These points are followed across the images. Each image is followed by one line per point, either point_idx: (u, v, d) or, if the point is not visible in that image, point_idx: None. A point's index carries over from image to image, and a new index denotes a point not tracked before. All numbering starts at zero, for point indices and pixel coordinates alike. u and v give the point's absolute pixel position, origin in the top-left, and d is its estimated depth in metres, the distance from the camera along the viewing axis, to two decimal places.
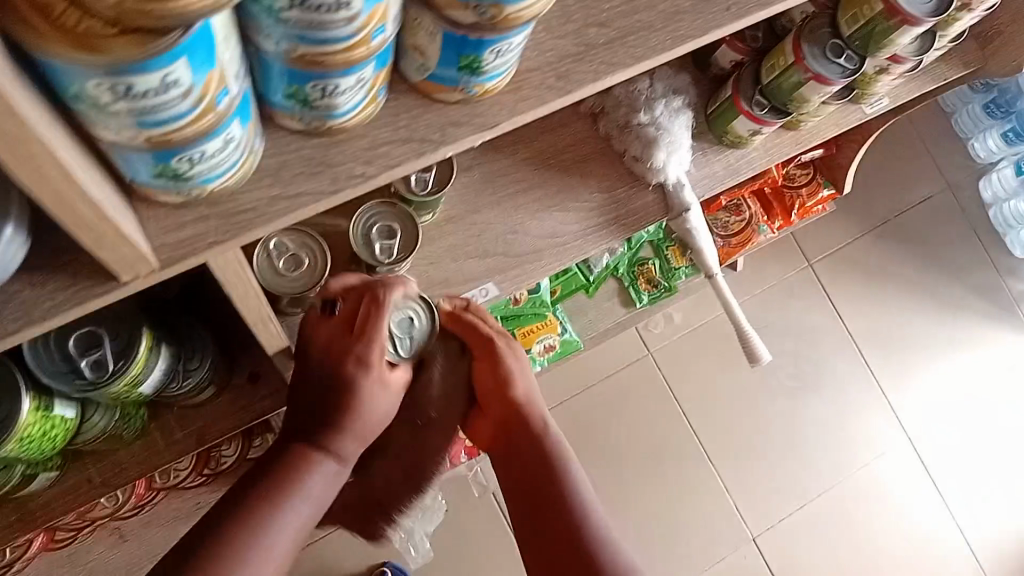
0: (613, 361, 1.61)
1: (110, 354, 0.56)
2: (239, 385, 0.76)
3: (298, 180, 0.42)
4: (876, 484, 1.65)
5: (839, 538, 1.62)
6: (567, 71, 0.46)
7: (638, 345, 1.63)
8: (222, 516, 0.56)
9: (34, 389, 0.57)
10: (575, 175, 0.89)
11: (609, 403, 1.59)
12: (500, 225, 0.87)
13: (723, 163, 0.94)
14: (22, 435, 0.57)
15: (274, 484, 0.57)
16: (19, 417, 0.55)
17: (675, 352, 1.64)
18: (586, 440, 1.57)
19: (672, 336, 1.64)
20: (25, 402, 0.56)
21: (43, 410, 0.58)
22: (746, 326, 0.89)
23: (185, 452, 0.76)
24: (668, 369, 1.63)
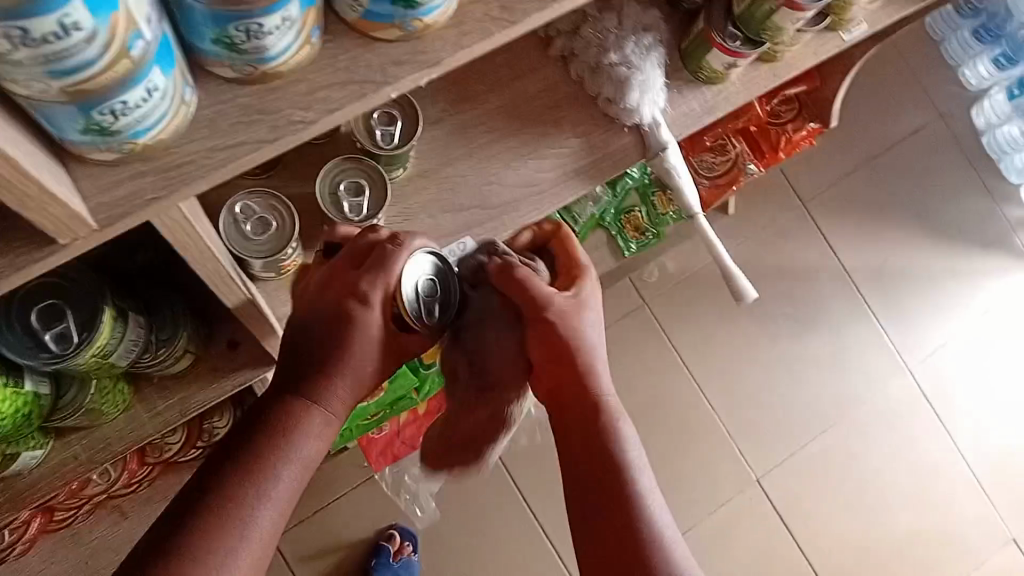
0: (608, 312, 1.60)
1: (74, 326, 0.55)
2: (218, 354, 0.76)
3: (236, 130, 0.41)
4: (879, 421, 1.65)
5: (843, 474, 1.62)
6: (511, 1, 0.44)
7: (633, 294, 1.61)
8: (214, 472, 0.55)
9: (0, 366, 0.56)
10: (548, 121, 0.87)
11: (606, 354, 1.59)
12: (474, 177, 0.86)
13: (699, 100, 0.92)
14: None
15: (266, 439, 0.56)
16: None
17: (670, 299, 1.63)
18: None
19: (666, 283, 1.62)
20: None
21: (13, 386, 0.57)
22: (731, 266, 0.87)
23: (169, 423, 0.76)
24: (664, 317, 1.62)
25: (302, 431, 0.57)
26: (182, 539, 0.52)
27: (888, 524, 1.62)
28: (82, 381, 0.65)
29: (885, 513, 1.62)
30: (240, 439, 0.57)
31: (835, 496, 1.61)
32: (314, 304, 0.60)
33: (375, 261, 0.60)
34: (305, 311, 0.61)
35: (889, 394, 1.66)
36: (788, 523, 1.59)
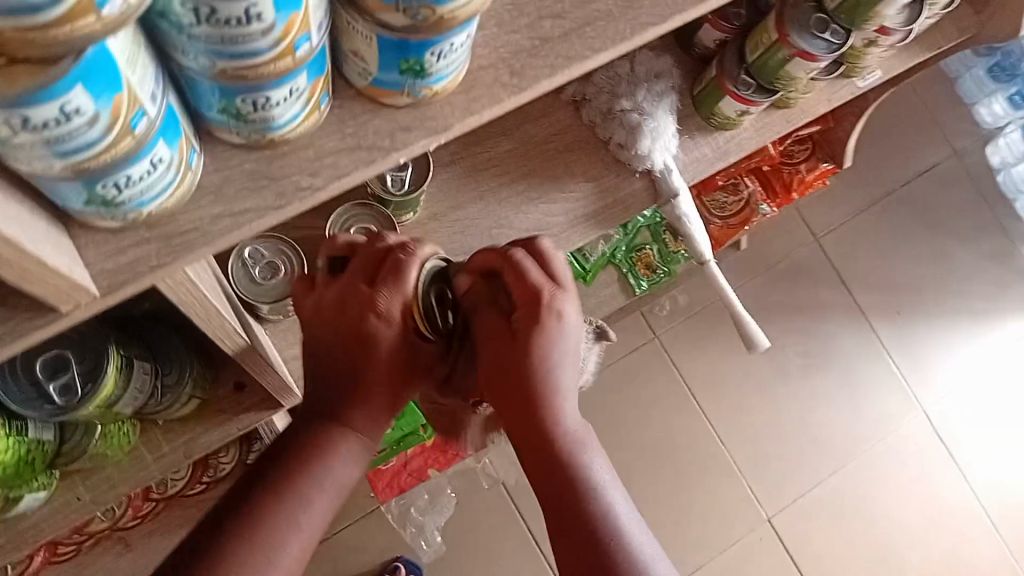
0: (618, 347, 1.59)
1: (78, 377, 0.55)
2: (223, 396, 0.75)
3: (241, 196, 0.40)
4: (892, 460, 1.62)
5: (854, 514, 1.60)
6: (522, 66, 0.44)
7: (644, 329, 1.60)
8: (242, 501, 0.59)
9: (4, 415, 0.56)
10: (559, 165, 0.87)
11: (615, 389, 1.58)
12: (484, 221, 0.85)
13: (712, 146, 0.91)
14: None
15: (297, 466, 0.61)
16: None
17: (681, 335, 1.62)
18: (593, 427, 1.56)
19: (677, 318, 1.61)
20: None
21: (16, 435, 0.57)
22: (743, 314, 0.87)
23: (173, 465, 0.75)
24: (674, 352, 1.61)
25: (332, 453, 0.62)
26: None
27: (900, 566, 1.59)
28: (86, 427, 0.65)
29: (898, 555, 1.59)
30: (275, 462, 0.61)
31: (846, 535, 1.59)
32: (335, 320, 0.61)
33: (389, 273, 0.60)
34: (317, 327, 0.62)
35: (902, 433, 1.63)
36: (797, 562, 1.57)
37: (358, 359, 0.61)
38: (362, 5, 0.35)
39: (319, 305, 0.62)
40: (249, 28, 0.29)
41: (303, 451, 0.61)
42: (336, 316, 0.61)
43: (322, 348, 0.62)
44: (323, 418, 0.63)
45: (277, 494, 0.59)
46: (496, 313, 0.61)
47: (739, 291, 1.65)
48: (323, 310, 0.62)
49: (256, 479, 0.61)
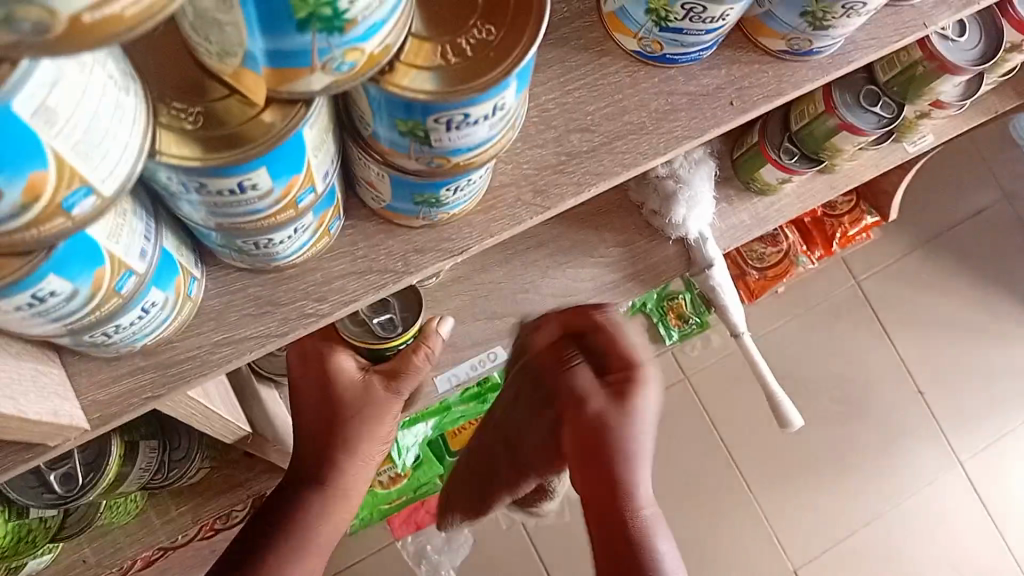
0: None
1: (80, 466, 0.54)
2: (234, 462, 0.73)
3: (242, 323, 0.38)
4: (927, 514, 1.56)
5: (887, 569, 1.54)
6: (546, 184, 0.42)
7: (673, 369, 1.57)
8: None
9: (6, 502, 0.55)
10: (590, 229, 0.84)
11: None
12: (510, 284, 0.83)
13: (750, 212, 0.88)
14: None
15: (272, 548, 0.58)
16: None
17: (712, 377, 1.58)
18: None
19: (708, 359, 1.58)
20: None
21: (16, 518, 0.56)
22: (778, 393, 0.84)
23: (181, 530, 0.74)
24: (704, 394, 1.57)
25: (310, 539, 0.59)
26: None
27: None
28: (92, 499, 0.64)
29: None
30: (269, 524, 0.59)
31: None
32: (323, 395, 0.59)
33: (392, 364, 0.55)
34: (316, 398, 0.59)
35: (939, 486, 1.57)
36: None
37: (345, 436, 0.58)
38: (374, 148, 0.32)
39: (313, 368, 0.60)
40: (244, 195, 0.28)
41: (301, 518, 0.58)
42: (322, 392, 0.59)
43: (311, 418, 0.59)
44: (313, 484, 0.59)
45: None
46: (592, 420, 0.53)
47: (775, 332, 1.60)
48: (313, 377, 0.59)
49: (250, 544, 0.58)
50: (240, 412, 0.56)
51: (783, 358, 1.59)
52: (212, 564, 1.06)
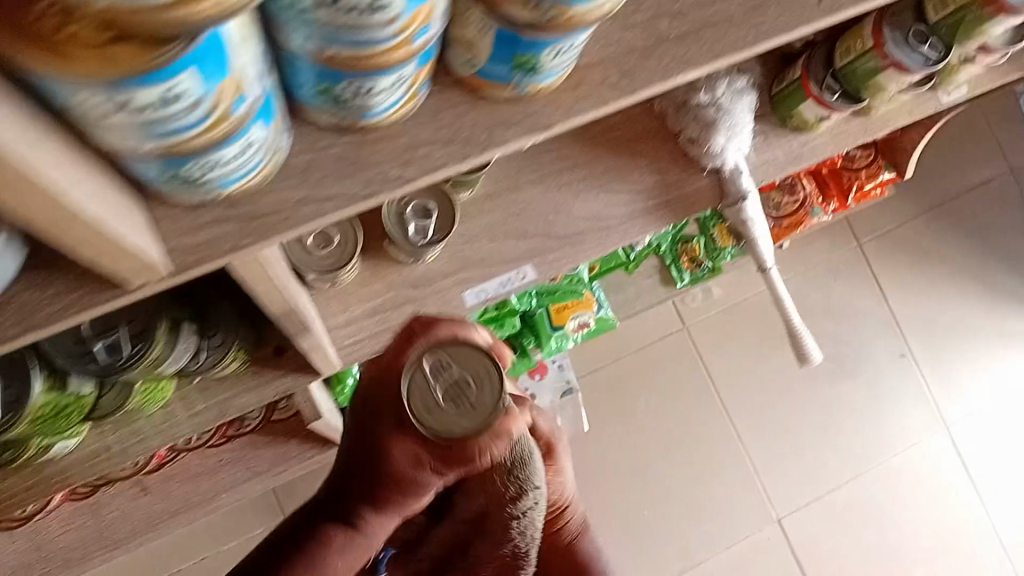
0: (645, 334, 1.58)
1: (126, 337, 0.53)
2: (262, 360, 0.74)
3: (325, 183, 0.38)
4: (908, 476, 1.59)
5: (865, 528, 1.57)
6: (632, 67, 0.41)
7: (673, 319, 1.59)
8: None
9: (46, 370, 0.53)
10: (625, 155, 0.83)
11: (638, 376, 1.56)
12: (540, 205, 0.81)
13: (785, 148, 0.87)
14: (34, 416, 0.54)
15: None
16: (29, 401, 0.52)
17: (712, 328, 1.60)
18: (611, 410, 1.54)
19: (709, 311, 1.60)
20: (37, 384, 0.52)
21: (59, 389, 0.55)
22: (800, 328, 0.85)
23: (206, 424, 0.74)
24: (702, 345, 1.59)
25: None
26: None
27: None
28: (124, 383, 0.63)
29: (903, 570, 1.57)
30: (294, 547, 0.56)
31: (853, 545, 1.56)
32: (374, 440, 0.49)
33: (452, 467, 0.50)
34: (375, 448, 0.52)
35: (924, 451, 1.60)
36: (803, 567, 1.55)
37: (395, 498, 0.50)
38: None
39: (372, 390, 0.50)
40: (370, 17, 0.28)
41: (327, 544, 0.56)
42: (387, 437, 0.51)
43: (358, 457, 0.50)
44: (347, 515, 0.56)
45: None
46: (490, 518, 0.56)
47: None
48: (369, 418, 0.50)
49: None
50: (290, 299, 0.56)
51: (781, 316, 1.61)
52: (219, 473, 1.09)
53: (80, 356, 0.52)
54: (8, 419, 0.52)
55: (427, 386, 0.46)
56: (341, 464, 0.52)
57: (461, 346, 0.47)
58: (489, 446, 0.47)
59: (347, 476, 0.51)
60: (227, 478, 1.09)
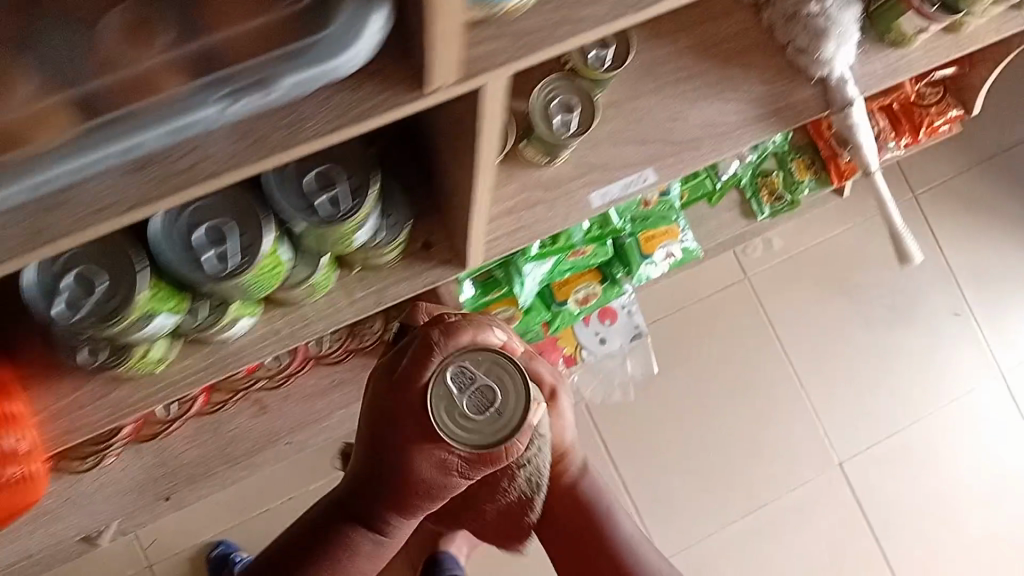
0: (707, 284, 1.63)
1: (344, 193, 0.62)
2: (413, 252, 0.81)
3: (579, 5, 0.44)
4: (962, 424, 1.64)
5: (922, 473, 1.62)
6: None
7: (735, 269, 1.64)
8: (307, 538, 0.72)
9: (276, 223, 0.60)
10: (736, 66, 0.88)
11: (702, 326, 1.62)
12: (660, 112, 0.86)
13: (882, 63, 0.93)
14: (262, 267, 0.61)
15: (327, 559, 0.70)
16: (262, 247, 0.59)
17: (773, 277, 1.65)
18: (676, 354, 1.61)
19: (771, 260, 1.64)
20: (268, 232, 0.59)
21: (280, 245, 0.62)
22: (903, 230, 0.91)
23: (364, 311, 0.81)
24: (764, 293, 1.64)
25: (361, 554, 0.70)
26: None
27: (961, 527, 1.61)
28: (312, 256, 0.71)
29: (961, 514, 1.62)
30: (327, 545, 0.70)
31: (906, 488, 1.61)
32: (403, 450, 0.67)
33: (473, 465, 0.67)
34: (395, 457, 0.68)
35: (978, 397, 1.65)
36: (864, 509, 1.60)
37: (414, 499, 0.68)
38: None
39: (395, 407, 0.67)
40: None
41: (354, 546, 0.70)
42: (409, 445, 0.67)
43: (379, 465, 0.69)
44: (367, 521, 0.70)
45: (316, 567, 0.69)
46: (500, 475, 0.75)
47: (835, 239, 1.66)
48: (390, 431, 0.67)
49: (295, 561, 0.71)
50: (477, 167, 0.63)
51: (840, 263, 1.66)
52: (332, 393, 1.16)
53: (304, 207, 0.60)
54: (240, 262, 0.59)
55: (456, 398, 0.65)
56: (365, 469, 0.70)
57: (479, 361, 0.66)
58: (510, 447, 0.65)
59: (370, 480, 0.69)
60: (339, 397, 1.16)
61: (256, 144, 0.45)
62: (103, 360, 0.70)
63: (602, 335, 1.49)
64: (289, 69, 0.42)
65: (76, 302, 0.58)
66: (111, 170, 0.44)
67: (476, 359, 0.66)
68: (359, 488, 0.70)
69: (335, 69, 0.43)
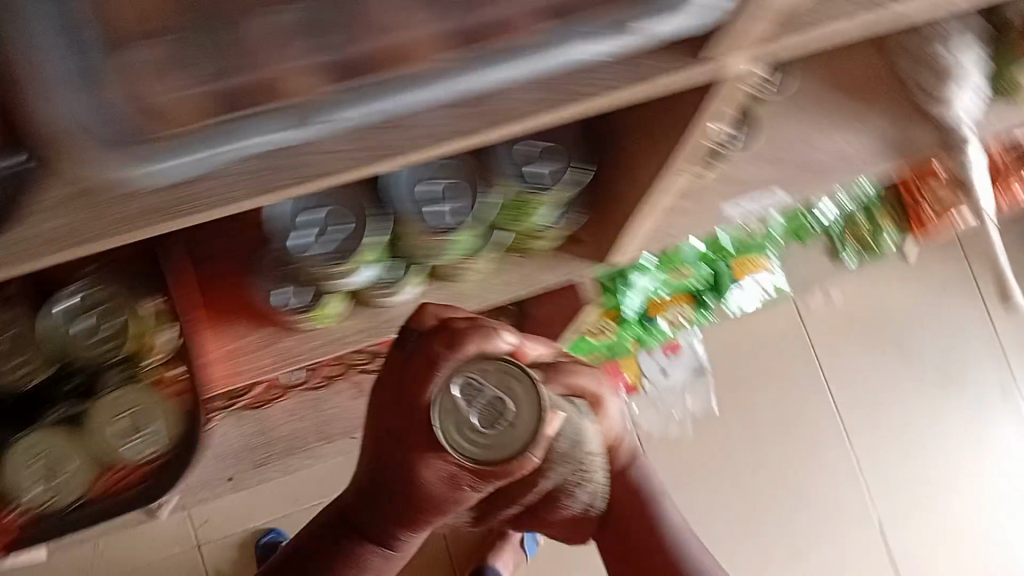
0: (770, 333, 1.63)
1: (546, 166, 0.72)
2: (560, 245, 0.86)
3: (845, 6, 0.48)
4: (996, 493, 1.68)
5: (959, 540, 1.65)
6: None
7: (796, 320, 1.65)
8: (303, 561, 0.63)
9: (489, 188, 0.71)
10: (865, 102, 0.93)
11: (759, 372, 1.63)
12: (795, 137, 0.93)
13: (999, 113, 0.98)
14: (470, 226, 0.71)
15: None
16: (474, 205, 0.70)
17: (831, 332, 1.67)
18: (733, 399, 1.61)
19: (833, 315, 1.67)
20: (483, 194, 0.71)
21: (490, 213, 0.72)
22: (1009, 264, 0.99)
23: (509, 295, 0.87)
24: (822, 347, 1.66)
25: None
26: None
27: None
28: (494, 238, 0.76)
29: None
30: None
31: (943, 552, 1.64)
32: (396, 474, 0.50)
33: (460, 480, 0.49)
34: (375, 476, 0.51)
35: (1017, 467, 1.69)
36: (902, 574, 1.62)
37: (414, 530, 0.53)
38: None
39: (384, 414, 0.51)
40: None
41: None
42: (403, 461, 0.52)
43: (362, 494, 0.53)
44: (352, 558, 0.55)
45: None
46: None
47: (900, 303, 1.70)
48: (381, 446, 0.50)
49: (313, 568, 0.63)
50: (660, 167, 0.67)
51: (902, 328, 1.70)
52: None
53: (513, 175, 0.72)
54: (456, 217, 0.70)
55: (457, 403, 0.47)
56: (354, 493, 0.54)
57: (482, 362, 0.49)
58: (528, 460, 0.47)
59: (361, 503, 0.53)
60: None
61: (549, 88, 0.45)
62: (300, 307, 0.76)
63: (666, 367, 1.55)
64: (633, 21, 0.42)
65: (319, 238, 0.71)
66: (435, 106, 0.43)
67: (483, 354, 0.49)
68: (353, 508, 0.54)
69: (684, 30, 0.44)
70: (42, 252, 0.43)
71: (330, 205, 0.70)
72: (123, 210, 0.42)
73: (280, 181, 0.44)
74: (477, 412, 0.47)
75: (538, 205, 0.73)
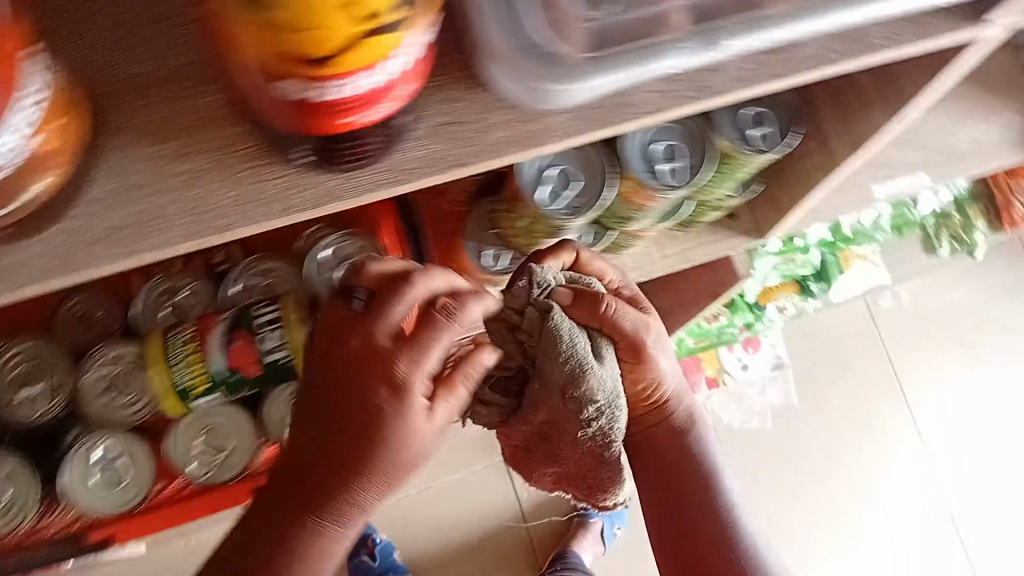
0: (841, 328, 1.81)
1: (770, 134, 0.71)
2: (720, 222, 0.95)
3: None
4: None
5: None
6: None
7: (865, 317, 1.82)
8: (264, 531, 0.62)
9: (712, 152, 0.71)
10: (995, 97, 1.01)
11: (832, 365, 1.79)
12: (934, 128, 1.00)
13: None
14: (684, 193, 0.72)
15: (291, 538, 0.61)
16: (696, 174, 0.70)
17: (898, 329, 1.84)
18: (807, 391, 1.77)
19: (899, 314, 1.84)
20: (704, 162, 0.71)
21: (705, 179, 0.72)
22: None
23: (672, 266, 0.96)
24: (890, 343, 1.83)
25: (330, 529, 0.61)
26: (272, 551, 0.61)
27: None
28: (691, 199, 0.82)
29: None
30: (281, 519, 0.61)
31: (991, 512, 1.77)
32: (359, 403, 0.59)
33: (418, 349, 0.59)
34: (329, 383, 0.60)
35: None
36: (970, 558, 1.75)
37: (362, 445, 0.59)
38: None
39: (330, 343, 0.61)
40: None
41: (322, 521, 0.61)
42: (353, 360, 0.59)
43: (322, 412, 0.61)
44: (332, 493, 0.60)
45: (287, 546, 0.61)
46: (562, 428, 0.72)
47: (948, 303, 1.86)
48: (333, 373, 0.60)
49: (258, 545, 0.62)
50: (852, 144, 0.75)
51: (956, 324, 1.86)
52: None
53: (736, 141, 0.70)
54: (676, 186, 0.70)
55: (429, 317, 0.59)
56: (303, 431, 0.62)
57: (431, 278, 0.60)
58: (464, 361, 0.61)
59: (319, 445, 0.60)
60: None
61: (846, 44, 0.52)
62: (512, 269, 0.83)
63: (745, 362, 1.74)
64: None
65: (555, 194, 0.70)
66: (744, 56, 0.50)
67: (433, 274, 0.60)
68: (305, 461, 0.61)
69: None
70: (409, 179, 0.48)
71: (565, 164, 0.70)
72: (487, 138, 0.48)
73: (618, 118, 0.50)
74: (428, 316, 0.59)
75: (753, 165, 0.73)
